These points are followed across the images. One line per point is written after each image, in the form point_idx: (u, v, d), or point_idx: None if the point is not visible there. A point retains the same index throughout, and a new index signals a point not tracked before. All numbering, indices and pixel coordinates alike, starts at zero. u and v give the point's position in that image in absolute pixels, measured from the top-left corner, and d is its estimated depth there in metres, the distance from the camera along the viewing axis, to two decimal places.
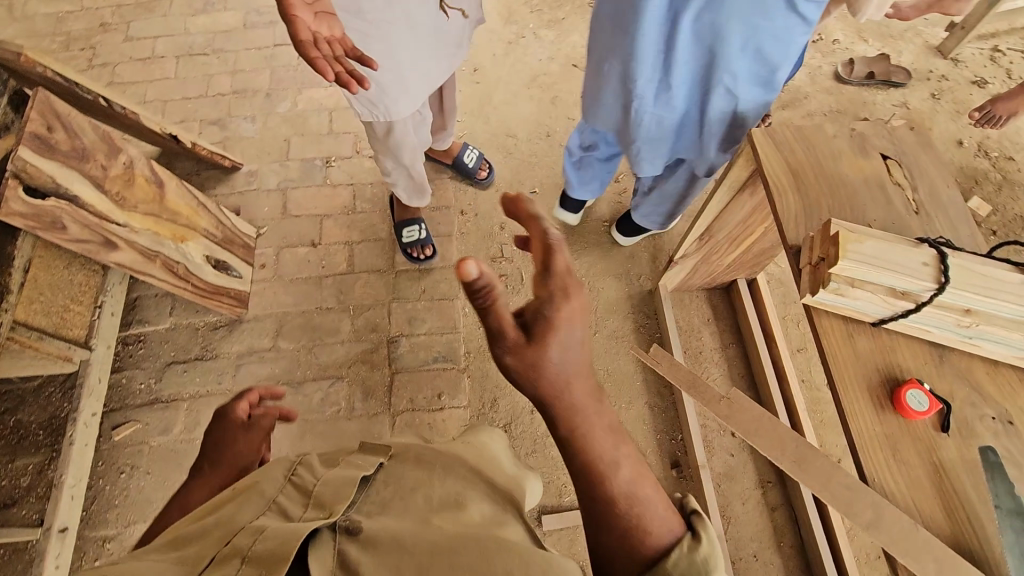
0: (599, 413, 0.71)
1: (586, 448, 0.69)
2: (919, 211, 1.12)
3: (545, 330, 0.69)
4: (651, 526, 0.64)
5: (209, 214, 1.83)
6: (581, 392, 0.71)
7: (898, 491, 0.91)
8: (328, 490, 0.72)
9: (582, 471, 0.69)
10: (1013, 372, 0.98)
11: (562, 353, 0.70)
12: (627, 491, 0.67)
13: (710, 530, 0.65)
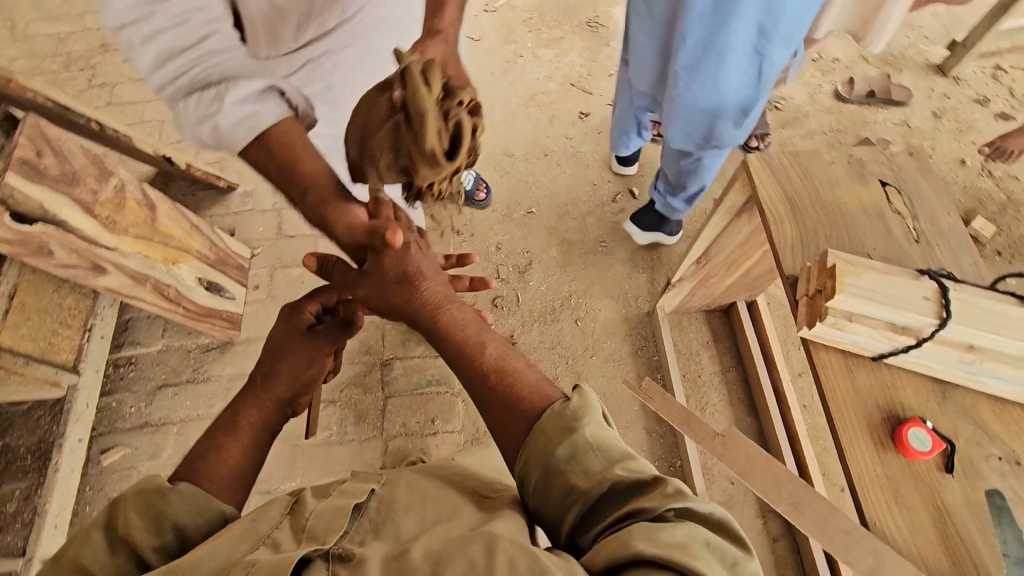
0: (460, 310, 0.87)
1: (458, 338, 0.83)
2: (919, 241, 1.09)
3: (395, 253, 0.93)
4: (523, 389, 0.75)
5: (203, 235, 1.81)
6: (443, 294, 0.89)
7: (900, 537, 0.87)
8: (325, 527, 0.65)
9: (460, 359, 0.82)
10: (1020, 410, 0.94)
11: (415, 269, 0.92)
12: (497, 364, 0.78)
13: (586, 396, 0.71)
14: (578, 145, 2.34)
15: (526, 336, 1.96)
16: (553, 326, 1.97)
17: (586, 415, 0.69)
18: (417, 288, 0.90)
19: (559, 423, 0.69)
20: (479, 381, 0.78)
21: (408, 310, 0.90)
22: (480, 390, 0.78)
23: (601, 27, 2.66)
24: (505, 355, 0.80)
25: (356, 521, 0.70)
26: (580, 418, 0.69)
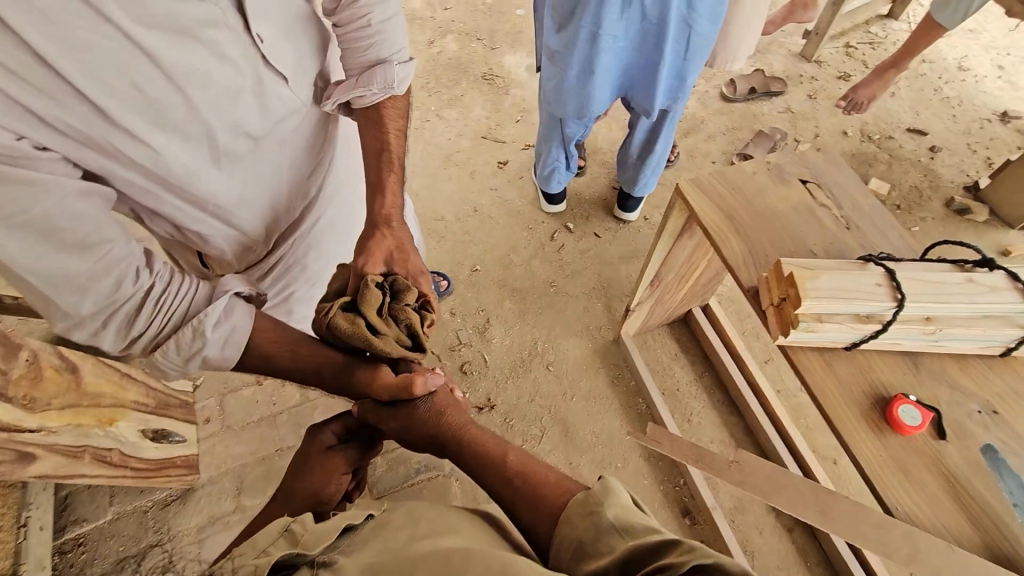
0: (480, 431, 0.98)
1: (483, 450, 0.93)
2: (850, 227, 1.18)
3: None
4: (548, 485, 0.85)
5: (137, 383, 1.65)
6: (463, 420, 1.00)
7: (922, 514, 0.90)
8: (315, 536, 0.76)
9: (485, 467, 0.91)
10: (980, 362, 1.02)
11: (436, 399, 1.01)
12: (519, 466, 0.89)
13: (608, 480, 0.79)
14: (504, 194, 2.38)
15: (504, 395, 1.91)
16: (527, 377, 1.95)
17: (610, 496, 0.75)
18: (444, 413, 0.99)
19: (585, 507, 0.76)
20: (514, 490, 0.86)
21: (432, 432, 0.98)
22: (514, 499, 0.86)
23: (496, 78, 2.74)
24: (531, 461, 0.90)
25: (348, 538, 0.80)
26: (604, 500, 0.75)
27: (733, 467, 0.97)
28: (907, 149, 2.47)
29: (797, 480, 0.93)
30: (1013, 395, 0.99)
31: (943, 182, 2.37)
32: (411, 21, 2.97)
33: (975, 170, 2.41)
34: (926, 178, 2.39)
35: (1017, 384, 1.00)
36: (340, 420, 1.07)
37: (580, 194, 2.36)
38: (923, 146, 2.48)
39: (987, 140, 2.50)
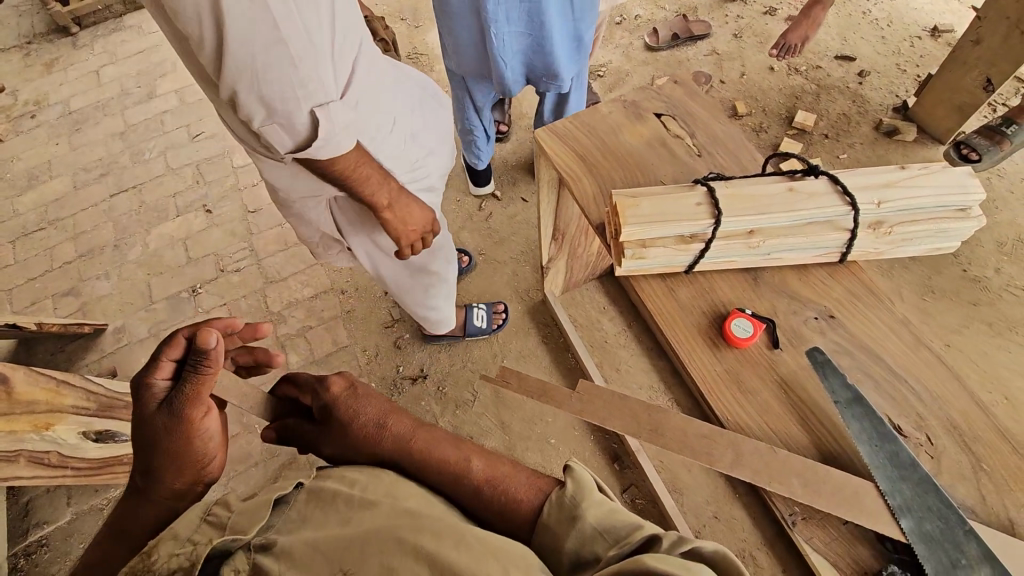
0: (433, 432, 0.79)
1: (437, 463, 0.76)
2: (701, 153, 1.19)
3: (341, 401, 0.81)
4: (519, 492, 0.74)
5: (72, 387, 1.64)
6: (410, 424, 0.79)
7: (752, 421, 0.91)
8: (249, 517, 0.66)
9: (442, 484, 0.76)
10: (822, 270, 1.02)
11: (368, 407, 0.80)
12: (484, 476, 0.75)
13: (577, 472, 0.73)
14: None
15: (437, 365, 1.94)
16: (459, 345, 1.97)
17: (584, 497, 0.69)
18: (383, 423, 0.79)
19: (560, 513, 0.69)
20: (473, 502, 0.74)
21: (366, 449, 0.78)
22: (477, 512, 0.74)
23: (420, 57, 2.74)
24: (489, 465, 0.77)
25: (282, 518, 0.68)
26: (580, 504, 0.69)
27: (575, 397, 0.97)
28: (835, 77, 2.40)
29: (632, 402, 0.95)
30: (852, 299, 0.99)
31: (872, 106, 2.32)
32: None
33: (904, 90, 2.35)
34: (855, 104, 2.33)
35: (858, 288, 1.00)
36: (167, 347, 0.71)
37: (505, 161, 2.36)
38: (852, 72, 2.41)
39: (916, 57, 2.44)
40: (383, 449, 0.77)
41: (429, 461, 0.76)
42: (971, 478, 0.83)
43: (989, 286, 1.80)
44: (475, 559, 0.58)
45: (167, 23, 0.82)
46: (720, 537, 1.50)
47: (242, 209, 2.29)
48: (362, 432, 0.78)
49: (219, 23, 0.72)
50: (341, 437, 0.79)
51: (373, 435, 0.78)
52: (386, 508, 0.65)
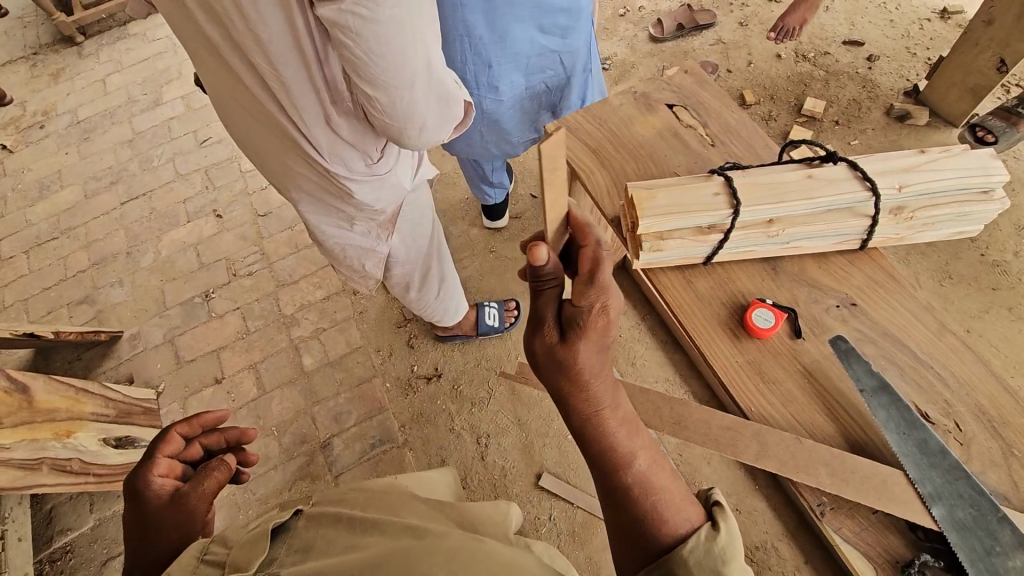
0: (616, 412, 0.72)
1: (609, 440, 0.71)
2: (714, 143, 1.18)
3: (576, 338, 0.69)
4: (668, 509, 0.69)
5: (92, 395, 1.68)
6: (607, 390, 0.72)
7: (777, 412, 0.90)
8: (246, 551, 0.63)
9: (599, 458, 0.72)
10: (842, 258, 1.00)
11: (592, 358, 0.71)
12: (642, 480, 0.70)
13: (732, 522, 0.68)
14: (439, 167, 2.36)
15: (451, 363, 1.93)
16: (472, 343, 1.96)
17: (733, 559, 0.64)
18: (584, 381, 0.71)
19: (703, 560, 0.64)
20: (617, 495, 0.71)
21: (552, 385, 0.73)
22: (614, 501, 0.72)
23: None
24: (653, 475, 0.71)
25: (283, 544, 0.68)
26: (727, 561, 0.64)
27: None
28: (843, 63, 2.38)
29: None
30: (874, 285, 0.98)
31: (882, 90, 2.29)
32: None
33: (914, 74, 2.32)
34: (865, 89, 2.30)
35: (879, 274, 0.98)
36: (161, 447, 0.81)
37: (513, 157, 2.35)
38: (861, 57, 2.38)
39: (926, 40, 2.41)
40: (577, 402, 0.71)
41: (601, 439, 0.71)
42: (1002, 464, 0.82)
43: (1008, 269, 1.77)
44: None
45: (294, 66, 0.74)
46: (742, 530, 1.49)
47: (252, 213, 2.30)
48: (570, 380, 0.71)
49: (394, 81, 0.68)
50: (555, 365, 0.72)
51: (580, 384, 0.71)
52: (389, 528, 0.66)
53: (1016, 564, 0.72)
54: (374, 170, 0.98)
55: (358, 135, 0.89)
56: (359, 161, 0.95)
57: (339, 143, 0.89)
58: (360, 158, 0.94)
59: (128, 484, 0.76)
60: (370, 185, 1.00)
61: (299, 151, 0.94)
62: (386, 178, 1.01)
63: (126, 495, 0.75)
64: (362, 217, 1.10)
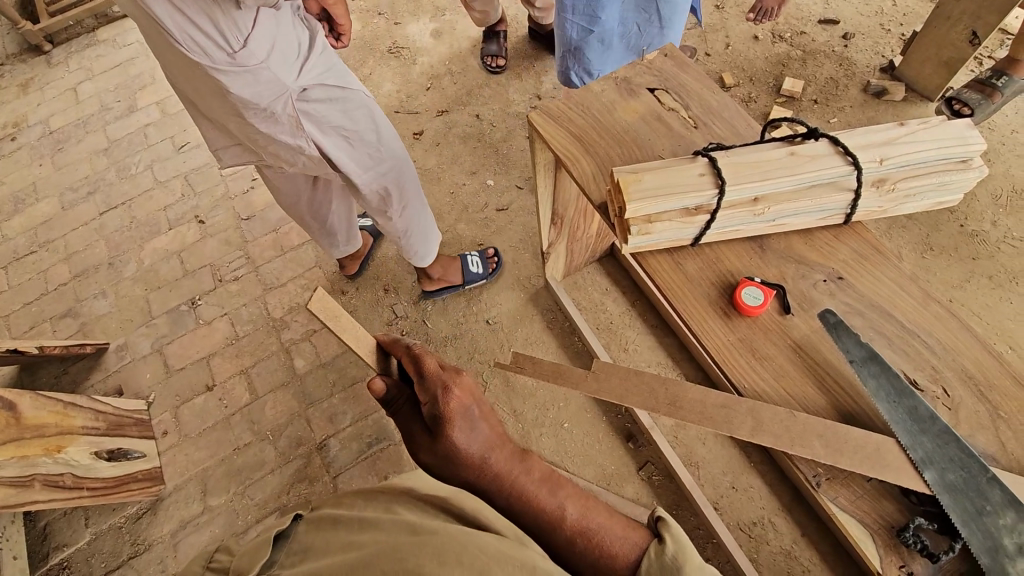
0: (527, 473, 0.72)
1: (534, 503, 0.71)
2: (697, 125, 1.19)
3: (452, 420, 0.71)
4: (614, 545, 0.70)
5: (82, 408, 1.66)
6: (508, 456, 0.73)
7: (769, 387, 0.92)
8: (247, 558, 0.67)
9: (535, 525, 0.71)
10: (826, 233, 1.02)
11: (475, 432, 0.72)
12: (579, 527, 0.70)
13: (673, 527, 0.70)
14: (422, 163, 2.34)
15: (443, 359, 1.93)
16: (464, 337, 1.95)
17: (686, 560, 0.66)
18: (483, 459, 0.71)
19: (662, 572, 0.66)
20: (564, 548, 0.70)
21: (460, 480, 0.72)
22: (565, 557, 0.71)
23: (402, 49, 2.64)
24: (586, 513, 0.72)
25: (283, 548, 0.69)
26: (682, 566, 0.65)
27: (590, 377, 0.97)
28: (820, 42, 2.39)
29: (648, 376, 0.95)
30: (859, 258, 0.99)
31: (858, 68, 2.31)
32: None
33: (889, 50, 2.35)
34: (842, 68, 2.32)
35: (864, 247, 1.00)
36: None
37: (496, 149, 2.33)
38: (836, 35, 2.40)
39: (900, 16, 2.43)
40: (484, 482, 0.72)
41: (526, 502, 0.71)
42: (989, 426, 0.84)
43: (986, 239, 1.81)
44: (480, 570, 0.55)
45: None
46: (738, 507, 1.51)
47: (235, 218, 2.27)
48: (469, 467, 0.71)
49: None
50: (446, 461, 0.71)
51: (478, 467, 0.71)
52: (384, 523, 0.64)
53: (1006, 522, 0.74)
54: (239, 62, 0.99)
55: (199, 19, 0.92)
56: (219, 51, 0.97)
57: (187, 29, 0.93)
58: (215, 46, 0.96)
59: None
60: (244, 78, 1.01)
61: (177, 51, 1.00)
62: (259, 71, 1.01)
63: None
64: (264, 122, 1.11)
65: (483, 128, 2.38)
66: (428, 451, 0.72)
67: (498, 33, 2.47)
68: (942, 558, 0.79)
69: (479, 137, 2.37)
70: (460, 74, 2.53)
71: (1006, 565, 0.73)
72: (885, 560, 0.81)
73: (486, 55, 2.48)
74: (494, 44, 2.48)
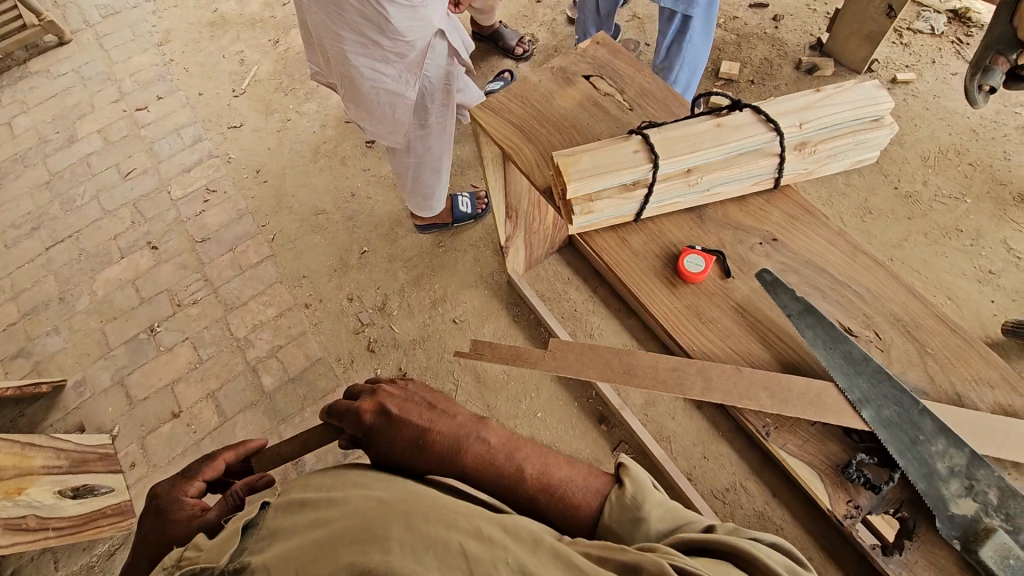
0: (480, 441, 0.76)
1: (492, 470, 0.74)
2: (632, 108, 1.23)
3: (379, 427, 0.79)
4: (576, 496, 0.74)
5: (41, 447, 1.61)
6: (455, 430, 0.77)
7: (716, 348, 0.96)
8: (216, 551, 0.65)
9: (499, 490, 0.74)
10: (759, 199, 1.07)
11: (405, 425, 0.78)
12: (541, 483, 0.74)
13: (633, 471, 0.75)
14: (377, 171, 2.34)
15: (413, 361, 1.93)
16: (432, 338, 1.96)
17: (645, 498, 0.72)
18: (425, 441, 0.76)
19: (623, 512, 0.71)
20: (531, 507, 0.73)
21: (414, 467, 0.76)
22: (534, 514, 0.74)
23: None
24: (544, 468, 0.75)
25: (253, 535, 0.67)
26: (643, 504, 0.71)
27: (548, 355, 1.00)
28: (752, 25, 2.48)
29: (603, 349, 0.99)
30: (791, 220, 1.04)
31: (790, 47, 2.41)
32: (252, 27, 2.78)
33: (817, 29, 2.45)
34: (775, 48, 2.41)
35: (794, 209, 1.05)
36: (203, 469, 0.88)
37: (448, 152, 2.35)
38: (767, 18, 2.50)
39: None
40: (436, 459, 0.75)
41: (485, 468, 0.75)
42: (919, 363, 0.89)
43: (919, 199, 1.91)
44: (448, 524, 0.58)
45: None
46: (710, 475, 1.55)
47: (189, 241, 2.23)
48: (418, 450, 0.76)
49: None
50: (392, 460, 0.77)
51: (424, 449, 0.76)
52: (350, 497, 0.65)
53: (938, 448, 0.80)
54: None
55: None
56: None
57: None
58: None
59: (162, 491, 0.85)
60: (406, 13, 1.22)
61: None
62: (418, 11, 1.24)
63: (156, 503, 0.84)
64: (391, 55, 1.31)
65: None
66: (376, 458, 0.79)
67: None
68: (884, 488, 0.83)
69: None
70: None
71: (941, 489, 0.77)
72: (833, 497, 0.84)
73: None
74: None
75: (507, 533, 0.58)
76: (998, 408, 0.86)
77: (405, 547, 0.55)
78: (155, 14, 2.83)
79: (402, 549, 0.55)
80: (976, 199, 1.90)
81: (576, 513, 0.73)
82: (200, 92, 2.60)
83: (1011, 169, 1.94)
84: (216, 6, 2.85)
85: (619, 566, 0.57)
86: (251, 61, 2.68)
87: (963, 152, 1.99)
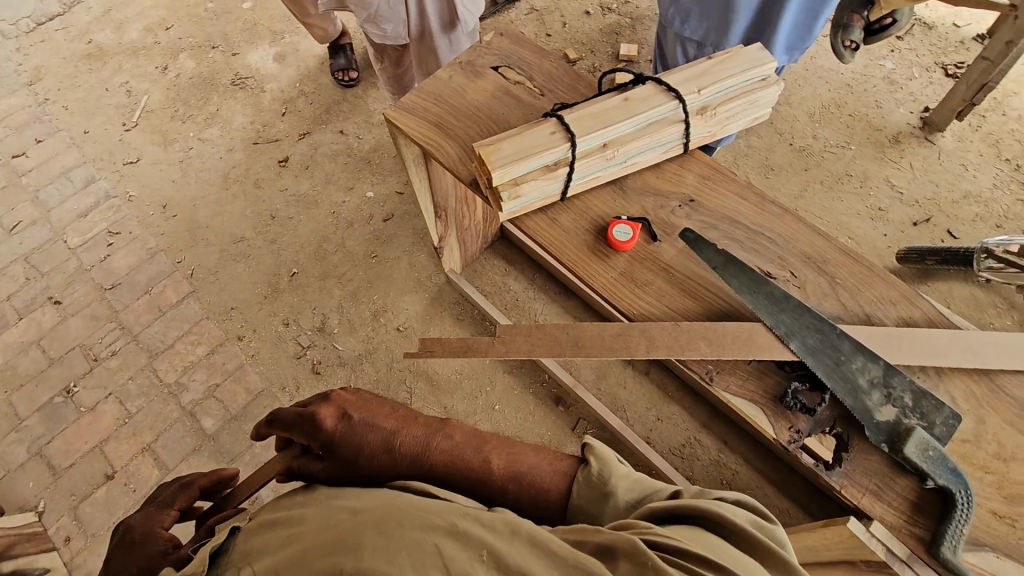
0: (447, 436, 0.77)
1: (461, 463, 0.75)
2: (543, 93, 1.27)
3: (341, 435, 0.77)
4: (546, 481, 0.75)
5: None
6: (421, 432, 0.78)
7: (654, 307, 1.00)
8: None
9: (469, 484, 0.75)
10: (671, 164, 1.13)
11: (372, 430, 0.78)
12: (511, 472, 0.75)
13: (597, 450, 0.77)
14: (295, 190, 2.25)
15: (363, 376, 1.88)
16: (379, 350, 1.92)
17: (612, 474, 0.74)
18: (392, 445, 0.76)
19: (591, 491, 0.73)
20: (502, 497, 0.75)
21: (381, 474, 0.76)
22: (506, 504, 0.75)
23: (246, 80, 2.53)
24: (511, 457, 0.77)
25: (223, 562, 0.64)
26: (610, 480, 0.73)
27: (496, 342, 1.03)
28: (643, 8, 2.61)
29: (549, 327, 1.02)
30: (703, 181, 1.11)
31: None
32: (134, 55, 2.60)
33: None
34: None
35: (705, 170, 1.12)
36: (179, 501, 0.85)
37: (366, 162, 2.30)
38: None
39: None
40: (405, 460, 0.76)
41: (453, 464, 0.75)
42: (831, 292, 0.98)
43: (812, 151, 2.08)
44: (425, 524, 0.58)
45: None
46: (667, 435, 1.61)
47: (97, 289, 2.06)
48: (385, 453, 0.76)
49: None
50: (354, 469, 0.76)
51: (391, 450, 0.76)
52: (322, 511, 0.63)
53: (857, 364, 0.89)
54: None
55: None
56: None
57: None
58: None
59: (133, 526, 0.80)
60: None
61: None
62: None
63: (125, 537, 0.79)
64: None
65: (351, 142, 2.35)
66: (339, 470, 0.77)
67: (344, 46, 2.44)
68: (818, 410, 0.90)
69: (350, 152, 2.33)
70: (315, 94, 2.48)
71: (864, 400, 0.86)
72: (775, 425, 0.91)
73: (335, 71, 2.44)
74: (342, 58, 2.44)
75: (483, 526, 0.58)
76: (901, 321, 0.96)
77: (379, 551, 0.55)
78: (18, 51, 2.59)
79: (375, 554, 0.54)
80: (859, 146, 2.09)
81: (546, 498, 0.74)
82: (85, 130, 2.40)
83: (884, 115, 2.15)
84: (89, 37, 2.63)
85: (596, 546, 0.58)
86: (138, 90, 2.50)
87: (843, 105, 2.18)
